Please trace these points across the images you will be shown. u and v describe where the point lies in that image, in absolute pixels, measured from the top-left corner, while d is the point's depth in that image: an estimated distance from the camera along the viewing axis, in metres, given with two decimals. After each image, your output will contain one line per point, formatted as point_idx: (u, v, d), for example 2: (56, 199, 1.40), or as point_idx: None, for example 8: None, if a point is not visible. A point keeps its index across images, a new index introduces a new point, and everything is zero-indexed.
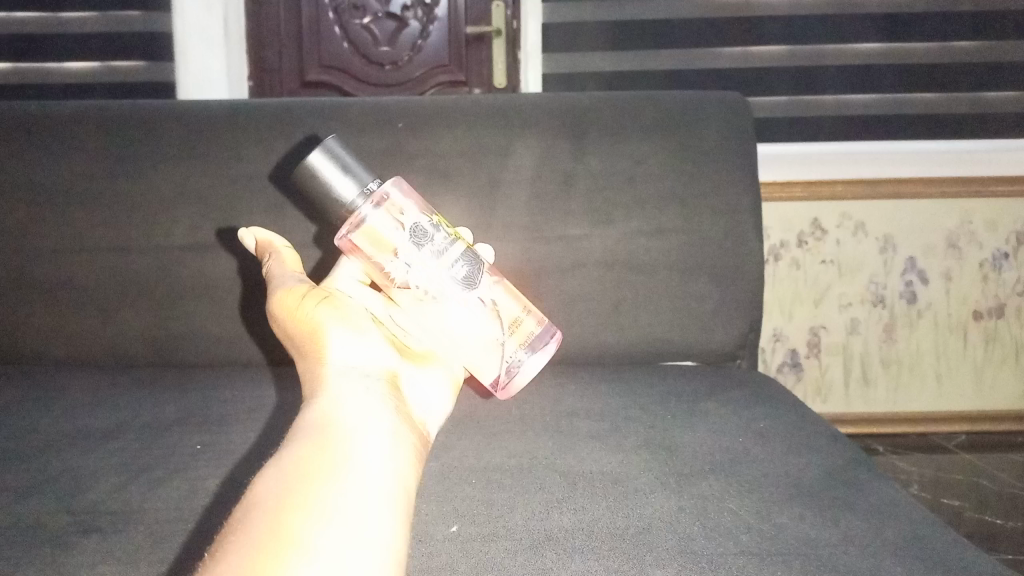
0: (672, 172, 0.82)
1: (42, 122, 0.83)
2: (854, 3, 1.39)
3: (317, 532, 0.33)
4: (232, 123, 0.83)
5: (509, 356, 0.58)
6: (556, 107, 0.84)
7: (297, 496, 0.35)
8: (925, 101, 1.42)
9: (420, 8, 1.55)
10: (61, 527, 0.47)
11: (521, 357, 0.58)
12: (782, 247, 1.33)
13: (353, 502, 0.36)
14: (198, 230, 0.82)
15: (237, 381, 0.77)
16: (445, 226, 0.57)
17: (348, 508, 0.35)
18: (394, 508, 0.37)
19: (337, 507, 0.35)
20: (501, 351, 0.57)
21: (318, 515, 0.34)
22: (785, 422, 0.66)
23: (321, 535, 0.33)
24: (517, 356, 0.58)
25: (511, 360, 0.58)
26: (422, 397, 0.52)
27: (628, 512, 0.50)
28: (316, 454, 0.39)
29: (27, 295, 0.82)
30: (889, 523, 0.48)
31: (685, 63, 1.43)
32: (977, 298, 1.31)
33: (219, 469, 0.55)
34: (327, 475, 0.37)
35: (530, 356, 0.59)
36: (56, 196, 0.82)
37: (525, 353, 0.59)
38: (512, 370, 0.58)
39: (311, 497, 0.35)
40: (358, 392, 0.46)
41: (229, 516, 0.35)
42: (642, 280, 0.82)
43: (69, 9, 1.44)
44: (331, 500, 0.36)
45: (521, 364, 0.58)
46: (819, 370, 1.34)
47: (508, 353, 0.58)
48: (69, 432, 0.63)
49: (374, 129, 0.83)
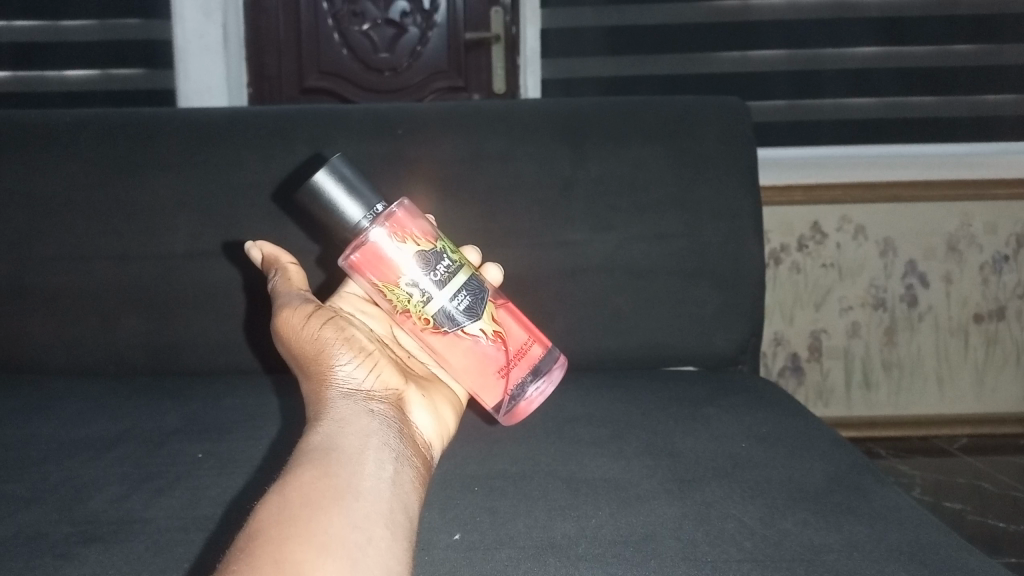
0: (672, 178, 0.82)
1: (43, 131, 0.83)
2: (852, 8, 1.39)
3: (320, 565, 0.33)
4: (232, 131, 0.84)
5: (513, 384, 0.58)
6: (556, 113, 0.84)
7: (302, 526, 0.35)
8: (924, 105, 1.42)
9: (419, 14, 1.55)
10: (63, 537, 0.47)
11: (526, 385, 0.58)
12: (782, 251, 1.33)
13: (357, 527, 0.36)
14: (198, 238, 0.82)
15: (239, 389, 0.77)
16: (451, 253, 0.56)
17: (352, 541, 0.35)
18: (397, 533, 0.37)
19: (341, 531, 0.35)
20: (505, 382, 0.57)
21: (322, 539, 0.34)
22: (787, 426, 0.66)
23: (326, 569, 0.33)
24: (521, 384, 0.58)
25: (515, 388, 0.58)
26: (424, 425, 0.52)
27: (630, 518, 0.50)
28: (320, 482, 0.38)
29: (27, 304, 0.82)
30: (893, 528, 0.48)
31: (684, 68, 1.43)
32: (977, 301, 1.31)
33: (222, 478, 0.55)
34: (332, 504, 0.37)
35: (534, 383, 0.59)
36: (57, 204, 0.82)
37: (529, 380, 0.59)
38: (516, 398, 0.58)
39: (315, 528, 0.35)
40: (363, 418, 0.46)
41: (231, 543, 0.35)
42: (642, 285, 0.82)
43: (68, 17, 1.44)
44: (335, 531, 0.35)
45: (525, 392, 0.59)
46: (820, 373, 1.34)
47: (512, 382, 0.58)
48: (69, 441, 0.62)
49: (374, 137, 0.83)
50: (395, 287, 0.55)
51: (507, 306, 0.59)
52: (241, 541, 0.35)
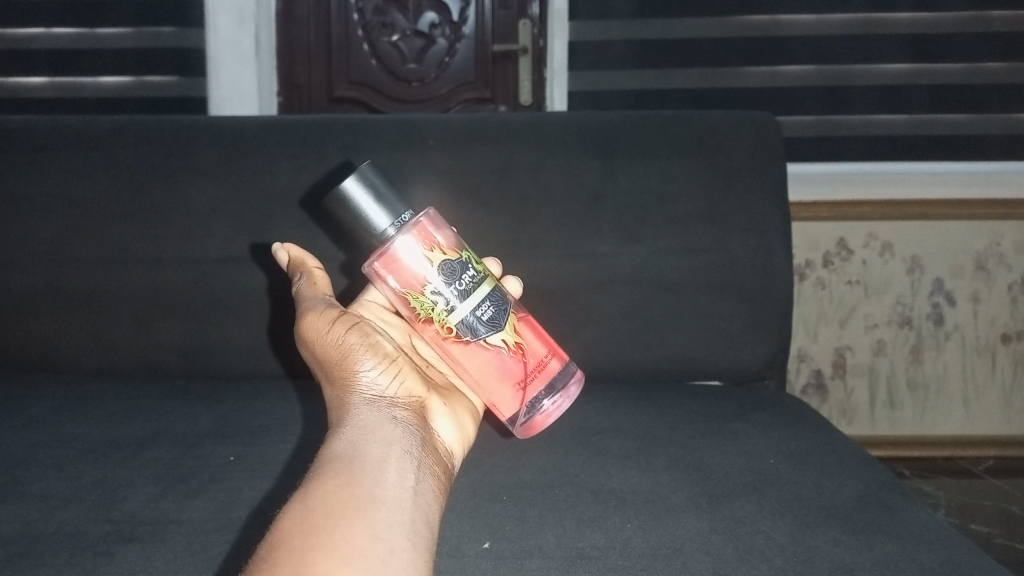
0: (701, 192, 0.83)
1: (83, 136, 0.85)
2: (883, 25, 1.39)
3: None
4: (266, 137, 0.85)
5: (529, 398, 0.58)
6: (584, 126, 0.85)
7: (324, 537, 0.35)
8: (956, 122, 1.41)
9: (448, 26, 1.57)
10: (101, 536, 0.48)
11: (541, 400, 0.58)
12: (807, 267, 1.32)
13: (378, 536, 0.36)
14: (230, 244, 0.83)
15: (267, 393, 0.78)
16: (475, 264, 0.57)
17: (374, 552, 0.35)
18: (418, 544, 0.38)
19: (362, 543, 0.35)
20: (519, 391, 0.58)
21: (343, 551, 0.35)
22: (816, 443, 0.65)
23: None
24: (537, 398, 0.58)
25: (531, 402, 0.58)
26: (446, 433, 0.53)
27: (660, 531, 0.50)
28: (344, 491, 0.39)
29: (63, 306, 0.83)
30: (922, 549, 0.48)
31: (711, 82, 1.43)
32: (1006, 321, 1.30)
33: (255, 481, 0.56)
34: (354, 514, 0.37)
35: (550, 398, 0.59)
36: (94, 209, 0.84)
37: (545, 395, 0.59)
38: (532, 411, 0.58)
39: (337, 539, 0.35)
40: (386, 426, 0.47)
41: (254, 552, 0.35)
42: (670, 298, 0.82)
43: (104, 25, 1.47)
44: (358, 542, 0.35)
45: (540, 406, 0.58)
46: (844, 391, 1.32)
47: (529, 396, 0.58)
48: (105, 442, 0.63)
49: (406, 148, 0.84)
50: (419, 295, 0.55)
51: (526, 317, 0.59)
52: (263, 551, 0.35)
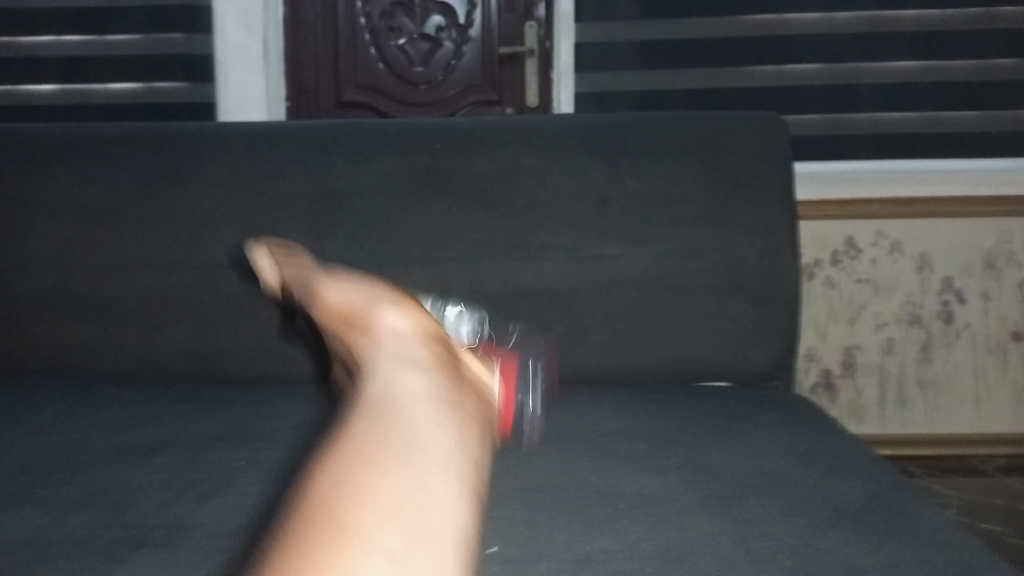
0: (707, 193, 0.83)
1: (93, 144, 0.86)
2: (890, 22, 1.38)
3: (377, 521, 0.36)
4: (275, 144, 0.86)
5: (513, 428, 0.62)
6: (592, 130, 0.86)
7: (357, 485, 0.38)
8: (965, 120, 1.41)
9: (454, 29, 1.58)
10: (114, 540, 0.49)
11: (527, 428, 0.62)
12: (816, 265, 1.32)
13: (407, 478, 0.39)
14: (240, 248, 0.84)
15: (277, 397, 0.79)
16: None
17: (402, 494, 0.38)
18: (445, 477, 0.40)
19: (393, 488, 0.38)
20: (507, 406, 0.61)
21: (377, 497, 0.37)
22: (824, 444, 0.66)
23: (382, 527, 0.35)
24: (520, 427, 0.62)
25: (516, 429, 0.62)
26: (468, 373, 0.55)
27: (669, 533, 0.50)
28: (371, 436, 0.41)
29: (75, 311, 0.84)
30: (933, 549, 0.48)
31: (716, 82, 1.43)
32: (1017, 319, 1.29)
33: (266, 485, 0.56)
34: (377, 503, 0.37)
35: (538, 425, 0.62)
36: (104, 215, 0.85)
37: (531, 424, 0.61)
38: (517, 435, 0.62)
39: (370, 484, 0.38)
40: (406, 368, 0.49)
41: (295, 502, 0.38)
42: (677, 300, 0.82)
43: (112, 32, 1.49)
44: (389, 487, 0.38)
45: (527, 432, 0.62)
46: (854, 390, 1.32)
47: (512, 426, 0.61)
48: (118, 446, 0.64)
49: (413, 152, 0.85)
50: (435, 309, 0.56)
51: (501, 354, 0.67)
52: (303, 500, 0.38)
